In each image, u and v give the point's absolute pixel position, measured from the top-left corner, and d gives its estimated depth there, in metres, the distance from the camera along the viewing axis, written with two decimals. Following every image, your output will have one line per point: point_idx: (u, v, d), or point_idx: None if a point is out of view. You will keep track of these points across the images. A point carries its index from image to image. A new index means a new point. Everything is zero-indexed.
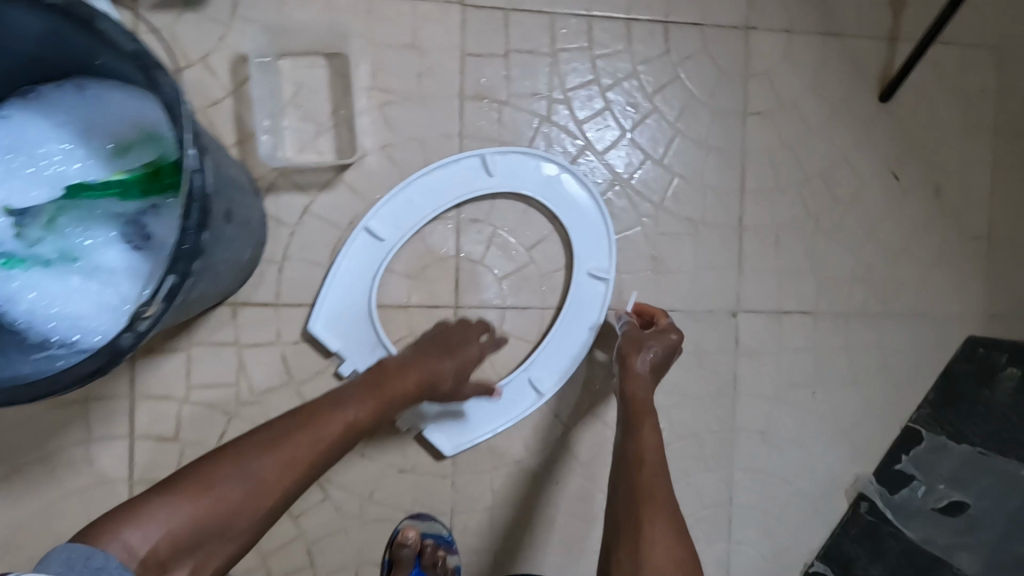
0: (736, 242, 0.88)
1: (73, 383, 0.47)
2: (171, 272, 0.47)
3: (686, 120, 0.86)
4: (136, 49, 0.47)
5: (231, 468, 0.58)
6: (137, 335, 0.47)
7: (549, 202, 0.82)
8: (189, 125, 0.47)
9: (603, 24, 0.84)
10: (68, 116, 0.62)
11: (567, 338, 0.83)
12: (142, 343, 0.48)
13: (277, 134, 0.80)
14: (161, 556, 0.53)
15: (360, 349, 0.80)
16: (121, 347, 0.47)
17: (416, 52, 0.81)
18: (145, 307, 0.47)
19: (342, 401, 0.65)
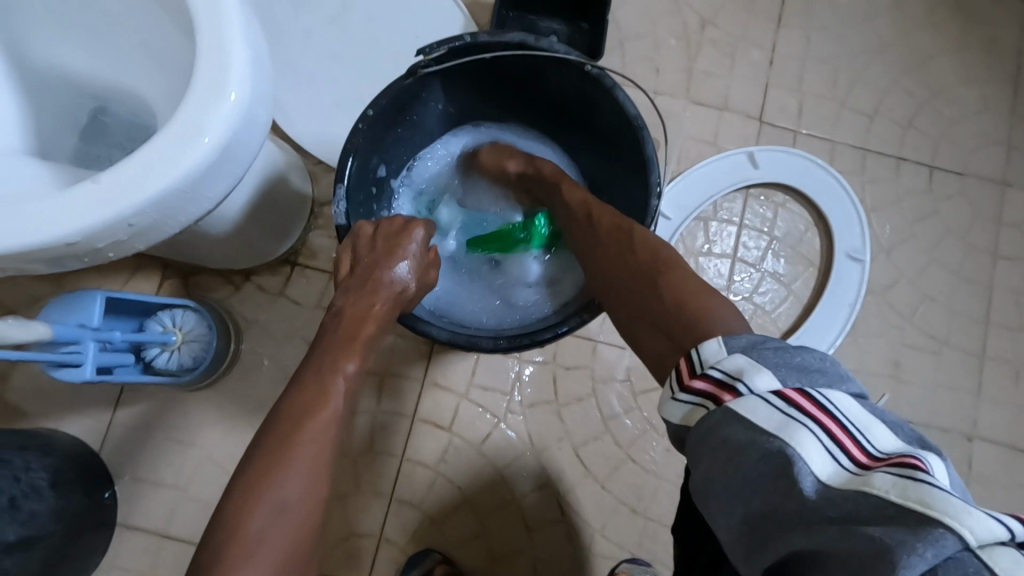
0: (977, 370, 0.93)
1: (527, 345, 0.60)
2: None
3: (941, 250, 0.96)
4: (632, 112, 0.63)
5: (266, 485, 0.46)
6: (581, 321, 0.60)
7: (812, 194, 0.94)
8: (658, 174, 0.63)
9: (877, 157, 0.98)
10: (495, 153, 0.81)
11: (833, 302, 0.92)
12: (580, 328, 0.61)
13: None
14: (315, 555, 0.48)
15: None
16: (569, 327, 0.60)
17: (716, 149, 0.96)
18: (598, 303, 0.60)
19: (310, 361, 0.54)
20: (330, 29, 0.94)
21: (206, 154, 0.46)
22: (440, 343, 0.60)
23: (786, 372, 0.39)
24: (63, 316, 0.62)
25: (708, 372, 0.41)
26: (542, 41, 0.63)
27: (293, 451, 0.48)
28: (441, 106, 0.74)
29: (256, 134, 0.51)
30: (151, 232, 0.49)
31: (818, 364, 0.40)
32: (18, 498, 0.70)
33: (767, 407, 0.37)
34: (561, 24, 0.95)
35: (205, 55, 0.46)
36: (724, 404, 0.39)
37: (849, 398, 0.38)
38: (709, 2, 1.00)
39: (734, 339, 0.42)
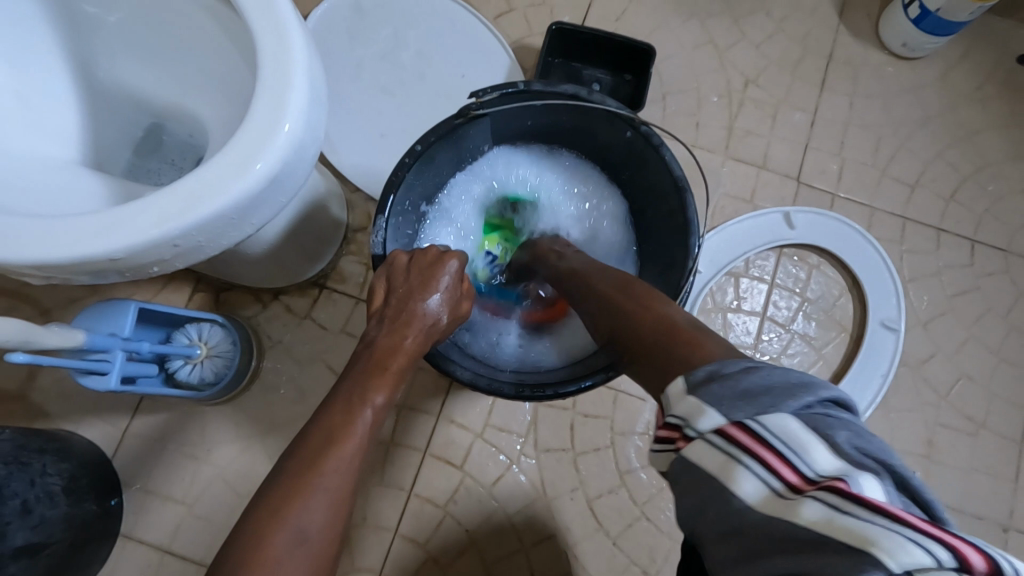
0: (1016, 456, 0.89)
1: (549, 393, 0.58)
2: None
3: (980, 326, 0.93)
4: (677, 173, 0.64)
5: (285, 512, 0.42)
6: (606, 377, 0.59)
7: (847, 258, 0.93)
8: (698, 237, 0.63)
9: (918, 227, 0.96)
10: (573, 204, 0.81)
11: (865, 372, 0.89)
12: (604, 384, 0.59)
13: None
14: None
15: None
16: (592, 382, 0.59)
17: (751, 206, 0.96)
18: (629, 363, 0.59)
19: (339, 384, 0.52)
20: (383, 65, 0.99)
21: (255, 180, 0.47)
22: (462, 383, 0.59)
23: (736, 405, 0.34)
24: (96, 326, 0.63)
25: (667, 417, 0.38)
26: (595, 94, 0.64)
27: (318, 475, 0.45)
28: (486, 145, 0.75)
29: (305, 164, 0.52)
30: (193, 253, 0.49)
31: (762, 384, 0.35)
32: (30, 502, 0.69)
33: (709, 448, 0.34)
34: (605, 75, 0.98)
35: (266, 85, 0.48)
36: (679, 451, 0.36)
37: (789, 416, 0.33)
38: (754, 63, 1.02)
39: (699, 369, 0.38)
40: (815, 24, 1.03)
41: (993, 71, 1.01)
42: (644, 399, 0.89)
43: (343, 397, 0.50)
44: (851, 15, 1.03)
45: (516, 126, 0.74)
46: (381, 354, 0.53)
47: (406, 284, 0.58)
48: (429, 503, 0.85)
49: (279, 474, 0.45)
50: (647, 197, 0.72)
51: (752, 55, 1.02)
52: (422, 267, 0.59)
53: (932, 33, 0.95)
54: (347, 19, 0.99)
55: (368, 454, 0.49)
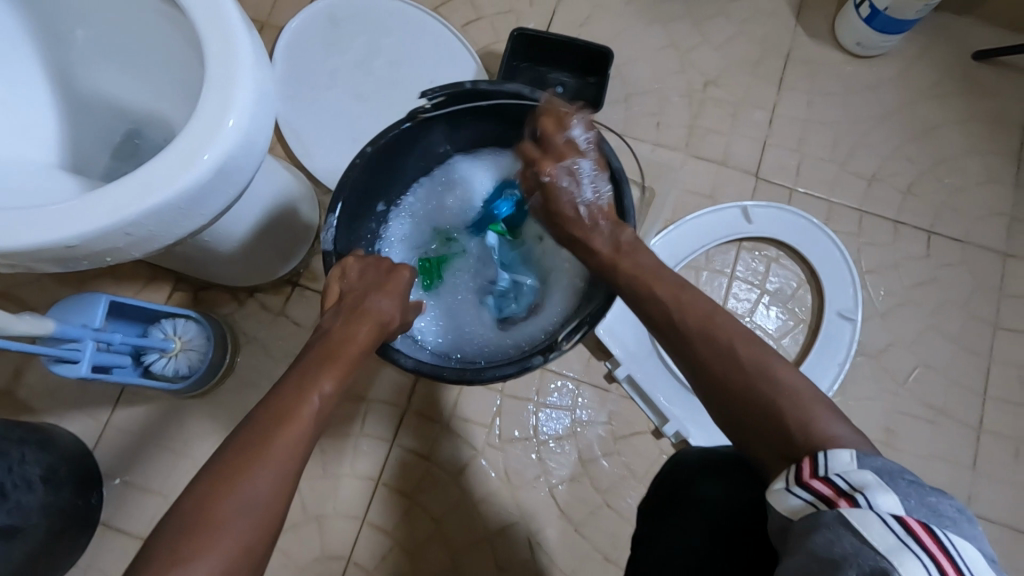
0: (975, 443, 0.90)
1: (491, 377, 0.61)
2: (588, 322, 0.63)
3: (938, 316, 0.95)
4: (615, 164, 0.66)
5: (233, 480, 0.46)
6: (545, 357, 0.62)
7: (804, 250, 0.95)
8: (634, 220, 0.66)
9: (876, 220, 0.98)
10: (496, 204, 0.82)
11: (821, 362, 0.91)
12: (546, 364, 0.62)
13: None
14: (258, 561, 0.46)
15: (637, 356, 0.91)
16: (532, 364, 0.62)
17: (711, 202, 0.99)
18: (566, 340, 0.63)
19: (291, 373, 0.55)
20: (356, 73, 1.03)
21: (203, 171, 0.51)
22: (406, 370, 0.62)
23: (923, 515, 0.38)
24: (69, 316, 0.67)
25: (827, 476, 0.41)
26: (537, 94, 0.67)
27: (264, 450, 0.48)
28: (446, 146, 0.78)
29: (253, 156, 0.56)
30: (149, 240, 0.53)
31: (953, 513, 0.38)
32: (7, 487, 0.73)
33: (882, 527, 0.37)
34: (570, 78, 1.01)
35: (212, 83, 0.51)
36: (838, 508, 0.39)
37: (973, 548, 0.37)
38: (714, 64, 1.05)
39: (869, 458, 0.42)
40: (774, 26, 1.06)
41: (949, 68, 1.04)
42: (607, 389, 0.91)
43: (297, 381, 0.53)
44: (809, 16, 1.06)
45: (472, 129, 0.77)
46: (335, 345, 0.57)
47: (361, 287, 0.62)
48: (397, 492, 0.88)
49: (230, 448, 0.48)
50: None
51: (713, 56, 1.05)
52: (376, 271, 0.64)
53: (885, 32, 0.98)
54: (323, 30, 1.04)
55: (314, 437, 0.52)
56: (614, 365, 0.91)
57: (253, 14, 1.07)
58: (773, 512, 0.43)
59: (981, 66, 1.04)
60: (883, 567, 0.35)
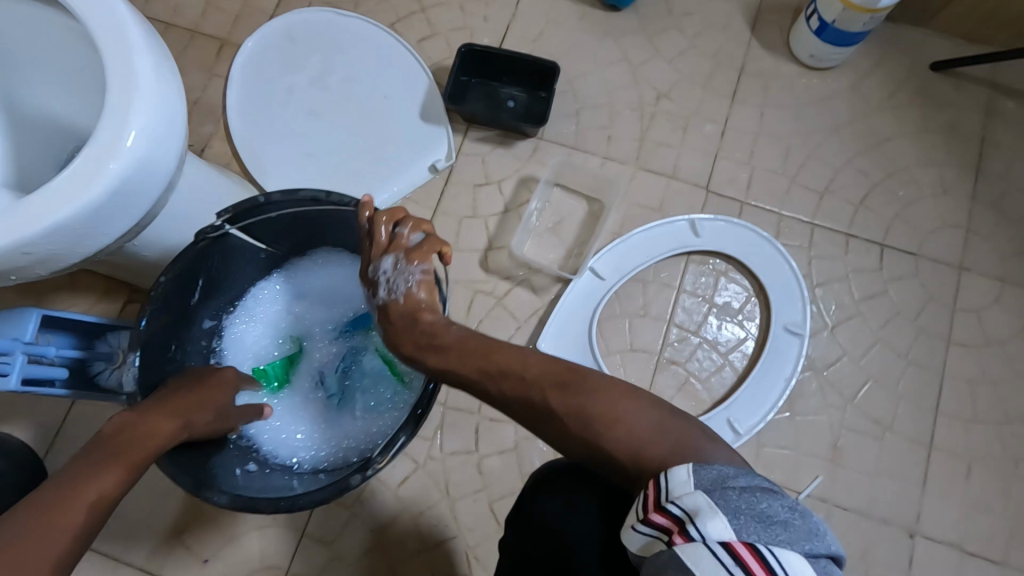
0: (923, 460, 0.88)
1: (304, 506, 0.60)
2: (405, 434, 0.63)
3: (888, 330, 0.93)
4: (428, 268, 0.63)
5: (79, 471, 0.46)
6: (364, 477, 0.62)
7: (752, 263, 0.94)
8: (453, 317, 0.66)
9: (827, 233, 0.97)
10: (340, 301, 0.81)
11: (767, 377, 0.90)
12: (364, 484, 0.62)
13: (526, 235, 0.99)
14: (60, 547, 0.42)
15: None
16: (350, 484, 0.61)
17: (660, 215, 0.99)
18: (381, 458, 0.62)
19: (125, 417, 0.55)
20: (311, 88, 1.05)
21: (109, 180, 0.52)
22: (219, 508, 0.59)
23: (752, 527, 0.39)
24: (0, 329, 0.69)
25: (668, 506, 0.42)
26: (331, 197, 0.64)
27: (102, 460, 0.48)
28: (257, 253, 0.74)
29: (164, 166, 0.57)
30: (63, 253, 0.55)
31: (783, 516, 0.40)
32: None
33: (713, 562, 0.38)
34: (521, 92, 1.04)
35: (117, 96, 0.53)
36: (675, 547, 0.40)
37: (795, 551, 0.38)
38: (665, 77, 1.05)
39: (705, 470, 0.43)
40: (727, 40, 1.06)
41: (904, 79, 1.03)
42: None
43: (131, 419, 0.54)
44: (762, 30, 1.06)
45: (277, 233, 0.73)
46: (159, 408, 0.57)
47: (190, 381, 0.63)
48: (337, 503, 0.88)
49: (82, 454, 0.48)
50: None
51: (665, 70, 1.06)
52: (198, 382, 0.63)
53: (835, 44, 0.97)
54: (280, 47, 1.07)
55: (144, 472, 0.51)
56: None
57: (214, 33, 1.10)
58: (632, 548, 0.44)
59: (937, 77, 1.03)
60: None
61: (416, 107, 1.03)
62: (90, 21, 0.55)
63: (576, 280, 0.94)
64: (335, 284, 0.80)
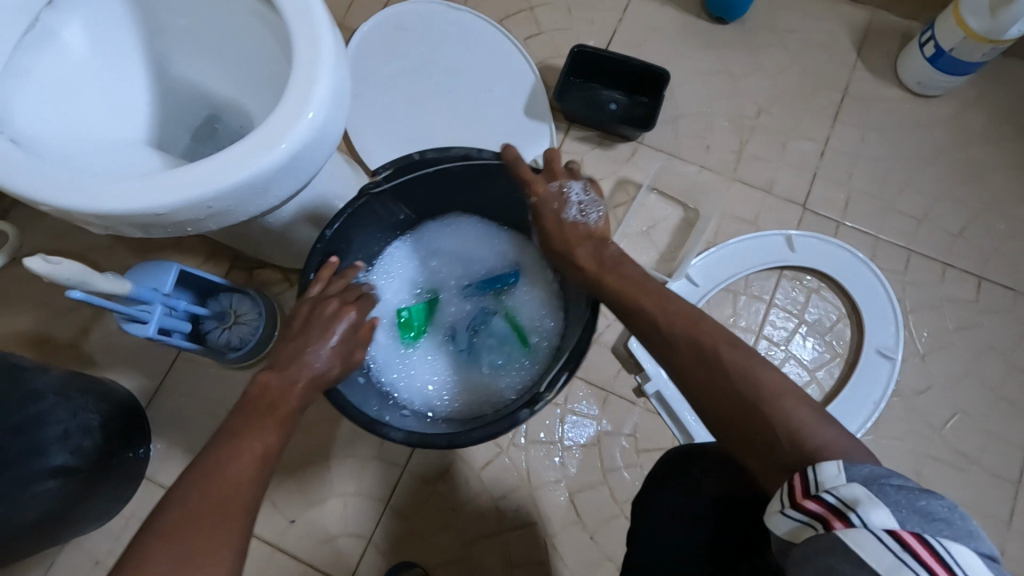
0: (1009, 496, 0.88)
1: (473, 439, 0.61)
2: (566, 371, 0.63)
3: (980, 363, 0.93)
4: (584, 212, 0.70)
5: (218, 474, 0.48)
6: (530, 413, 0.61)
7: (847, 283, 0.95)
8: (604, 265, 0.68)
9: (923, 260, 0.97)
10: (473, 264, 0.85)
11: (856, 397, 0.90)
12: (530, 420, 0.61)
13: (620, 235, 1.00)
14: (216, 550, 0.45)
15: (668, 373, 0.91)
16: (517, 420, 0.61)
17: (755, 228, 0.99)
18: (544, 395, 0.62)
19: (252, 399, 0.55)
20: (417, 75, 1.08)
21: (277, 158, 0.55)
22: (395, 442, 0.60)
23: (915, 520, 0.37)
24: (142, 279, 0.73)
25: (820, 494, 0.41)
26: (484, 154, 0.67)
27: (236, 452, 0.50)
28: (399, 215, 0.78)
29: (324, 149, 0.60)
30: (224, 215, 0.58)
31: (944, 514, 0.38)
32: (71, 430, 0.75)
33: (880, 546, 0.36)
34: (622, 96, 1.04)
35: (298, 79, 0.56)
36: (835, 530, 0.39)
37: (960, 543, 0.36)
38: (767, 92, 1.06)
39: (856, 468, 0.42)
40: (832, 59, 1.06)
41: (1011, 113, 1.02)
42: (633, 402, 0.92)
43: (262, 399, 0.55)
44: (868, 52, 1.06)
45: (423, 195, 0.76)
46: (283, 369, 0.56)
47: (302, 318, 0.60)
48: (420, 479, 0.91)
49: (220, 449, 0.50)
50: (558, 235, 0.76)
51: (768, 84, 1.06)
52: (309, 318, 0.60)
53: (947, 73, 0.97)
54: (390, 33, 1.09)
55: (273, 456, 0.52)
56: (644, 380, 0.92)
57: None
58: (780, 537, 0.44)
59: None
60: None
61: (520, 102, 1.06)
62: (286, 7, 0.58)
63: (671, 284, 0.95)
64: (470, 247, 0.85)
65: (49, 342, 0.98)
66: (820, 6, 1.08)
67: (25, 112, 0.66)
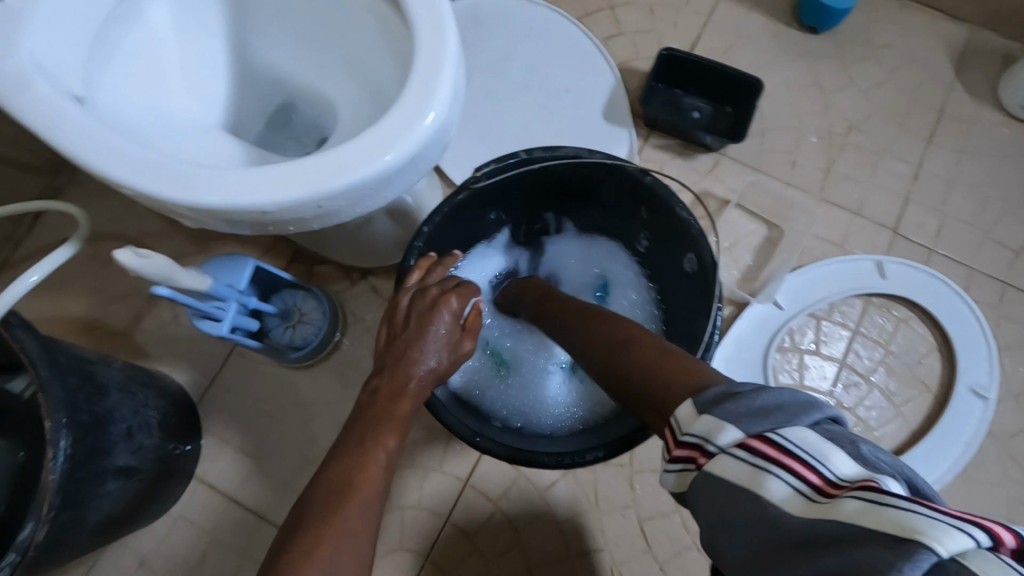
0: None
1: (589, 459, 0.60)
2: None
3: None
4: (690, 223, 0.65)
5: (331, 530, 0.45)
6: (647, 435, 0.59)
7: (941, 314, 0.90)
8: (715, 283, 0.63)
9: (1019, 295, 0.92)
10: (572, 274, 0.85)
11: (948, 437, 0.86)
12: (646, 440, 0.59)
13: None
14: None
15: None
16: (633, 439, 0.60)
17: (842, 251, 0.95)
18: None
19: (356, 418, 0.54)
20: (492, 71, 1.04)
21: (380, 169, 0.51)
22: (501, 458, 0.60)
23: (749, 419, 0.35)
24: (216, 274, 0.69)
25: (682, 437, 0.38)
26: (595, 154, 0.67)
27: (344, 501, 0.47)
28: (494, 215, 0.78)
29: (429, 161, 0.55)
30: (317, 221, 0.54)
31: (774, 400, 0.35)
32: (133, 429, 0.71)
33: (734, 462, 0.34)
34: (706, 103, 1.00)
35: (414, 85, 0.52)
36: (701, 468, 0.35)
37: (806, 428, 0.33)
38: (857, 108, 1.01)
39: (715, 387, 0.39)
40: (928, 77, 1.01)
41: None
42: None
43: (371, 419, 0.53)
44: (967, 72, 1.01)
45: (522, 194, 0.76)
46: (391, 382, 0.55)
47: (402, 318, 0.60)
48: (483, 496, 0.87)
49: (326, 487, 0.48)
50: (666, 240, 0.72)
51: (859, 101, 1.01)
52: (415, 318, 0.59)
53: None
54: (465, 26, 1.06)
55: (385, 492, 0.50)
56: None
57: None
58: (670, 494, 0.40)
59: None
60: (759, 506, 0.32)
61: (598, 105, 1.01)
62: (412, 7, 0.54)
63: (754, 306, 0.91)
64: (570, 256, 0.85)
65: (100, 328, 0.94)
66: (917, 21, 1.03)
67: (108, 88, 0.63)
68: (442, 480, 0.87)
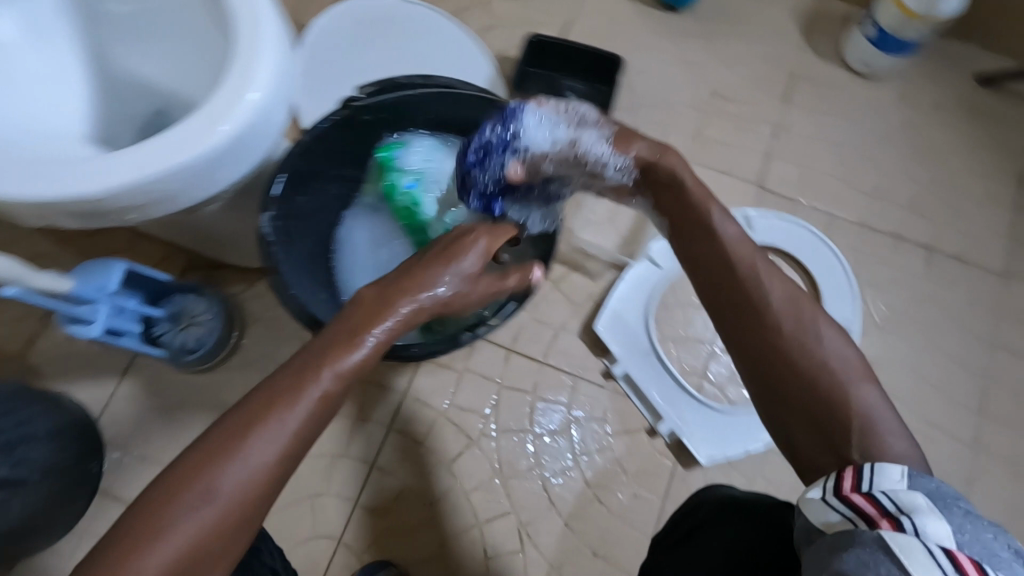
0: (969, 460, 0.91)
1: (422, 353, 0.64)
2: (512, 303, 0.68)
3: (936, 331, 0.96)
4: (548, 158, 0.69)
5: (229, 452, 0.43)
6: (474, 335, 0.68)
7: (806, 259, 0.97)
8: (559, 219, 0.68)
9: (876, 235, 1.00)
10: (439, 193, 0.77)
11: None
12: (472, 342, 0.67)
13: (583, 221, 1.00)
14: (204, 550, 0.41)
15: (633, 352, 0.93)
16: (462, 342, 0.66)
17: None
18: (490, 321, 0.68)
19: (311, 341, 0.49)
20: (376, 69, 1.07)
21: (216, 143, 0.54)
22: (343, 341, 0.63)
23: (976, 548, 0.35)
24: (86, 278, 0.69)
25: (868, 489, 0.40)
26: (468, 86, 0.69)
27: (262, 423, 0.44)
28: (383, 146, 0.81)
29: (270, 133, 0.59)
30: (166, 201, 0.56)
31: (998, 547, 0.36)
32: (13, 442, 0.73)
33: (922, 550, 0.35)
34: (582, 85, 1.04)
35: (237, 63, 0.55)
36: (879, 529, 0.37)
37: (945, 524, 0.36)
38: (722, 78, 1.08)
39: (920, 476, 0.40)
40: (783, 45, 1.09)
41: (953, 93, 1.06)
42: (602, 387, 0.92)
43: (328, 339, 0.48)
44: (817, 37, 1.09)
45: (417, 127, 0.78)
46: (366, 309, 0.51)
47: (438, 252, 0.55)
48: (391, 476, 0.89)
49: (244, 409, 0.44)
50: None
51: (723, 70, 1.08)
52: (443, 249, 0.56)
53: (890, 53, 1.01)
54: (348, 28, 1.08)
55: (319, 422, 0.46)
56: (610, 362, 0.93)
57: None
58: (808, 521, 0.42)
59: (984, 93, 1.06)
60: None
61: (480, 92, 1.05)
62: None
63: (633, 266, 0.96)
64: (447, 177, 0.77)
65: None
66: None
67: None
68: (351, 465, 0.89)
